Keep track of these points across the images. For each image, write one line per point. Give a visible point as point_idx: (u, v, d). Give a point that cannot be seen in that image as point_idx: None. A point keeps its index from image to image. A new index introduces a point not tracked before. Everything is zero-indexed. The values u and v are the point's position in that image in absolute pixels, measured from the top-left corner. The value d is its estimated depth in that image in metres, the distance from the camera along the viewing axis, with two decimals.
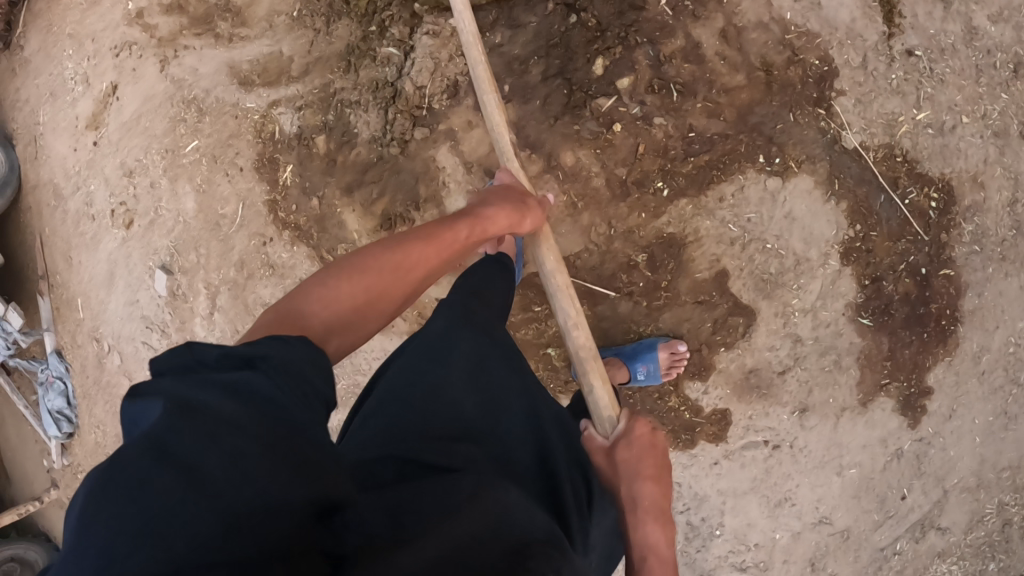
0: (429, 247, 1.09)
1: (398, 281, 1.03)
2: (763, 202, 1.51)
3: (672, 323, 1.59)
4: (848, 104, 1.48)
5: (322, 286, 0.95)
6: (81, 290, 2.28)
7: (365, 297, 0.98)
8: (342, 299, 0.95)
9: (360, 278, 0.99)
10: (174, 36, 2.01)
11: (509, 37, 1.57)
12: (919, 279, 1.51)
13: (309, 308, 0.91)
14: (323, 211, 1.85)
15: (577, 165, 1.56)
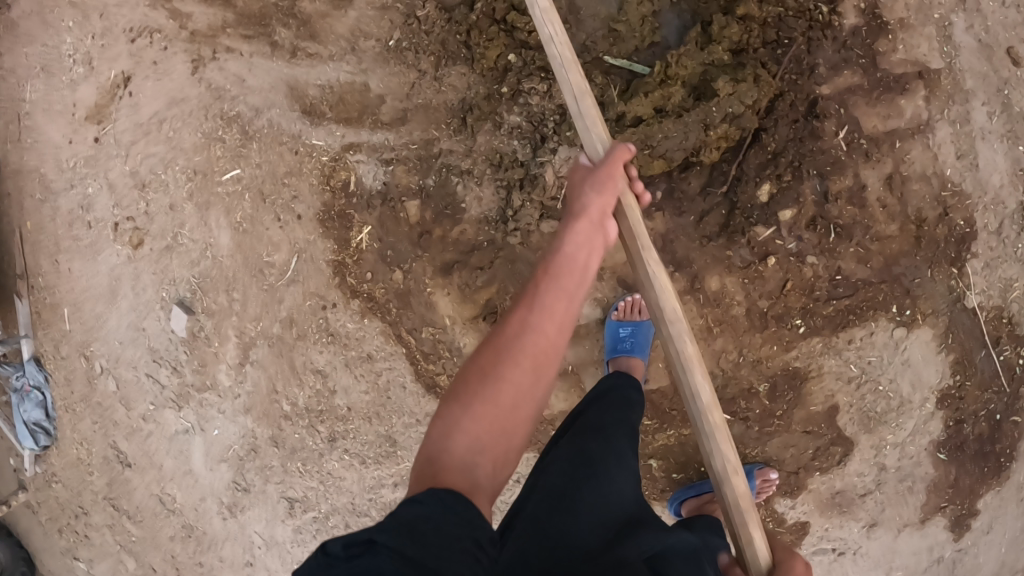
0: (546, 294, 0.90)
1: (530, 357, 0.86)
2: (886, 347, 1.56)
3: (778, 447, 1.62)
4: (977, 267, 1.56)
5: (451, 412, 0.84)
6: (70, 299, 1.93)
7: (491, 399, 0.84)
8: (473, 413, 0.83)
9: (488, 359, 0.87)
10: (213, 31, 1.72)
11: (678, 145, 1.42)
12: (992, 422, 1.66)
13: (446, 456, 0.81)
14: (408, 286, 1.63)
15: (721, 291, 1.50)
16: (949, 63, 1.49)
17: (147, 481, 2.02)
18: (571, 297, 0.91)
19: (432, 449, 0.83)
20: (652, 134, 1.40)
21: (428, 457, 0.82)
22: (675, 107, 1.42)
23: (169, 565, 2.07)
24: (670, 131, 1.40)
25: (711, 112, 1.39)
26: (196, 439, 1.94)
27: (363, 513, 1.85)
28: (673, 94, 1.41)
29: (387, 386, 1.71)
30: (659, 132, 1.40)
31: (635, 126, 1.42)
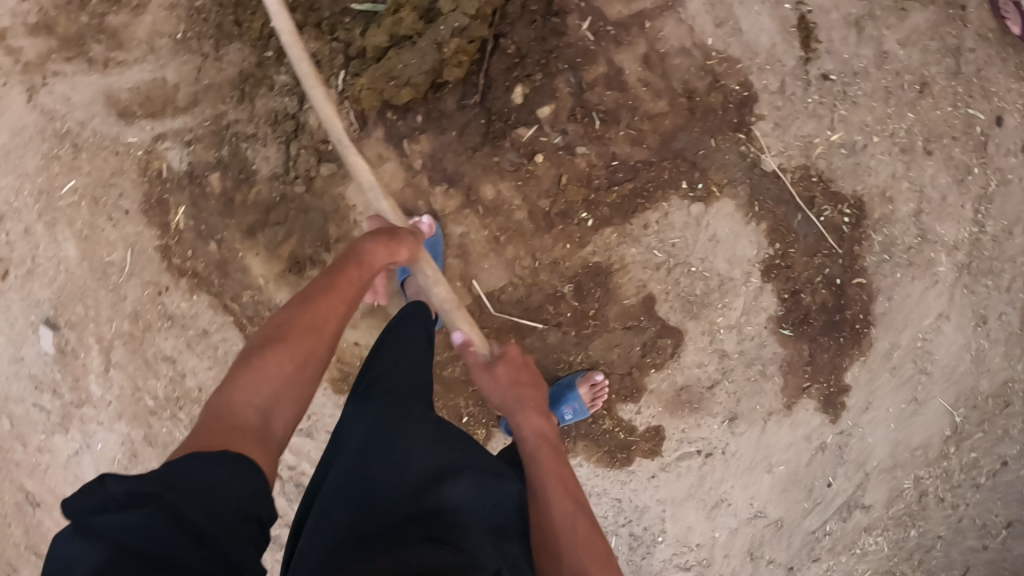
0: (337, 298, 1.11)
1: (316, 334, 1.04)
2: (687, 226, 1.51)
3: (602, 350, 1.56)
4: (767, 128, 1.51)
5: (242, 376, 0.96)
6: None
7: (277, 378, 0.98)
8: (261, 378, 0.96)
9: (283, 342, 1.01)
10: (42, 60, 1.83)
11: (416, 65, 1.42)
12: (834, 289, 1.59)
13: (236, 406, 0.93)
14: (224, 255, 1.70)
15: (498, 198, 1.49)
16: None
17: (55, 517, 2.04)
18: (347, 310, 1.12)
19: (217, 406, 0.93)
20: (393, 66, 1.43)
21: (207, 418, 0.92)
22: (405, 28, 1.42)
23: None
24: (405, 57, 1.42)
25: (438, 30, 1.40)
26: (86, 458, 1.99)
27: None
28: (404, 19, 1.42)
29: (228, 356, 1.77)
30: (396, 60, 1.42)
31: (378, 59, 1.45)
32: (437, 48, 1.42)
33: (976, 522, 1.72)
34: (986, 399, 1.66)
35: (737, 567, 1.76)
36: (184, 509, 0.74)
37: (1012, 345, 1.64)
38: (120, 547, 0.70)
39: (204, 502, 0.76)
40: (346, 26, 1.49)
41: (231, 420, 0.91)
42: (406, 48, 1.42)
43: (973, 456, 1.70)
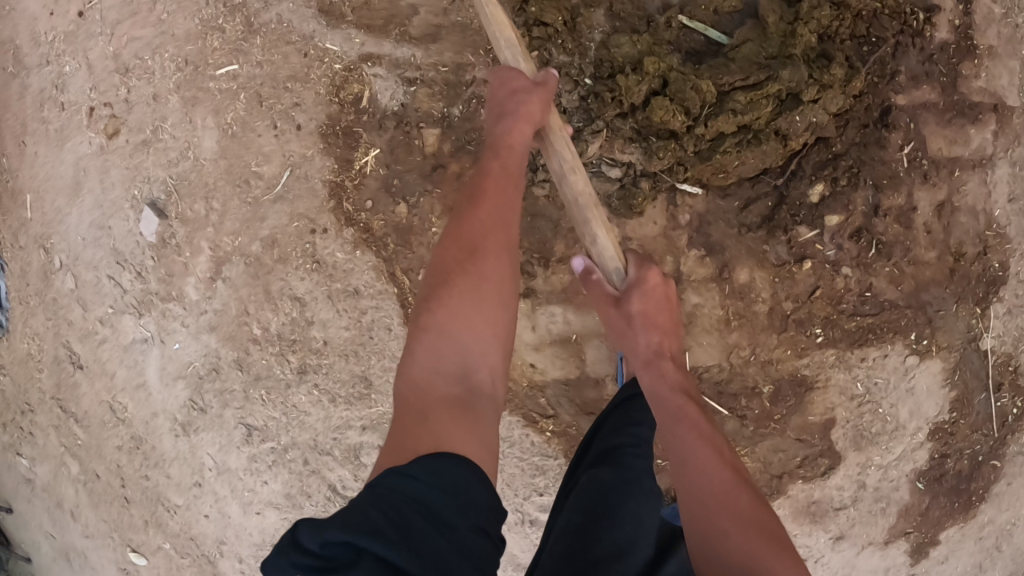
0: (476, 218, 1.10)
1: (467, 263, 1.07)
2: (895, 371, 1.51)
3: (766, 451, 1.58)
4: (1000, 310, 1.51)
5: (415, 347, 1.03)
6: (31, 187, 1.73)
7: (463, 351, 1.03)
8: (437, 356, 1.03)
9: (449, 327, 1.04)
10: None
11: (753, 157, 1.26)
12: (974, 463, 1.67)
13: (422, 371, 1.02)
14: (413, 223, 1.51)
15: (749, 284, 1.40)
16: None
17: (97, 389, 1.87)
18: (501, 222, 1.11)
19: (406, 376, 1.02)
20: (729, 162, 1.26)
21: (405, 400, 1.00)
22: (757, 118, 1.22)
23: (115, 476, 1.94)
24: (742, 124, 1.23)
25: (791, 120, 1.22)
26: (155, 352, 1.80)
27: (326, 452, 1.78)
28: (761, 111, 1.21)
29: (371, 327, 1.59)
30: (730, 125, 1.23)
31: (714, 145, 1.25)
32: (782, 142, 1.25)
33: None
34: None
35: None
36: (392, 555, 0.72)
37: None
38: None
39: (407, 534, 0.75)
40: (681, 80, 1.22)
41: (410, 395, 1.00)
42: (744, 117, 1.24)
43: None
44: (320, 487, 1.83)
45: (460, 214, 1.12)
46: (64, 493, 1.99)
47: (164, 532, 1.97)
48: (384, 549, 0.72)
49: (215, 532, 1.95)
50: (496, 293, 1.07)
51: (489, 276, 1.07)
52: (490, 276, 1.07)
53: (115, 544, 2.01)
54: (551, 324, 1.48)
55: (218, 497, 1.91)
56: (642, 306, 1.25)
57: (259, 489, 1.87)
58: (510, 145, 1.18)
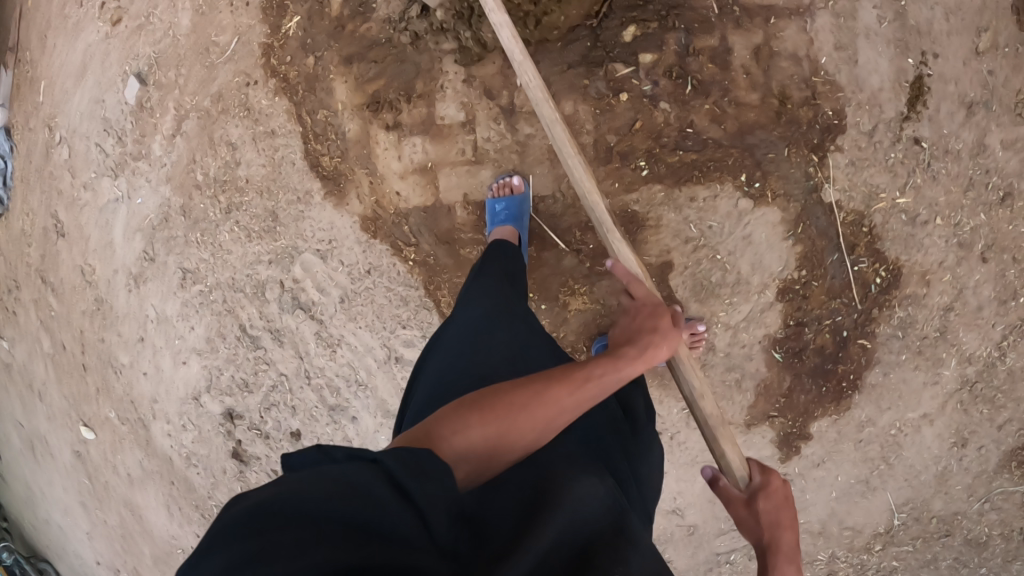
0: (593, 361, 0.98)
1: (539, 379, 0.90)
2: (728, 217, 1.54)
3: (606, 293, 1.62)
4: (841, 161, 1.51)
5: (449, 427, 0.82)
6: (48, 75, 2.05)
7: (505, 434, 0.83)
8: (466, 437, 0.82)
9: (501, 406, 0.85)
10: None
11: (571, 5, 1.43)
12: (838, 340, 1.60)
13: (440, 435, 0.81)
14: (316, 72, 1.79)
15: (573, 116, 1.53)
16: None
17: (74, 254, 2.15)
18: (618, 365, 0.98)
19: (433, 433, 0.81)
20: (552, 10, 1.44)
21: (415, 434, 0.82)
22: None
23: (77, 343, 2.23)
24: None
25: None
26: (123, 209, 2.07)
27: (239, 290, 1.98)
28: None
29: (281, 162, 1.86)
30: None
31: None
32: None
33: None
34: (932, 518, 1.73)
35: None
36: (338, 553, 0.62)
37: (976, 482, 1.69)
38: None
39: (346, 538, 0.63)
40: None
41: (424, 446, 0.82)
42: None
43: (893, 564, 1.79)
44: (233, 327, 2.01)
45: (595, 366, 0.94)
46: (37, 370, 2.32)
47: (112, 394, 2.23)
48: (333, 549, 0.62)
49: (149, 391, 2.17)
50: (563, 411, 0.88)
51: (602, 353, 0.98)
52: (558, 390, 0.89)
53: (71, 422, 2.33)
54: (413, 154, 1.69)
55: (155, 351, 2.13)
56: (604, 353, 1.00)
57: (187, 335, 2.07)
58: (637, 340, 1.04)
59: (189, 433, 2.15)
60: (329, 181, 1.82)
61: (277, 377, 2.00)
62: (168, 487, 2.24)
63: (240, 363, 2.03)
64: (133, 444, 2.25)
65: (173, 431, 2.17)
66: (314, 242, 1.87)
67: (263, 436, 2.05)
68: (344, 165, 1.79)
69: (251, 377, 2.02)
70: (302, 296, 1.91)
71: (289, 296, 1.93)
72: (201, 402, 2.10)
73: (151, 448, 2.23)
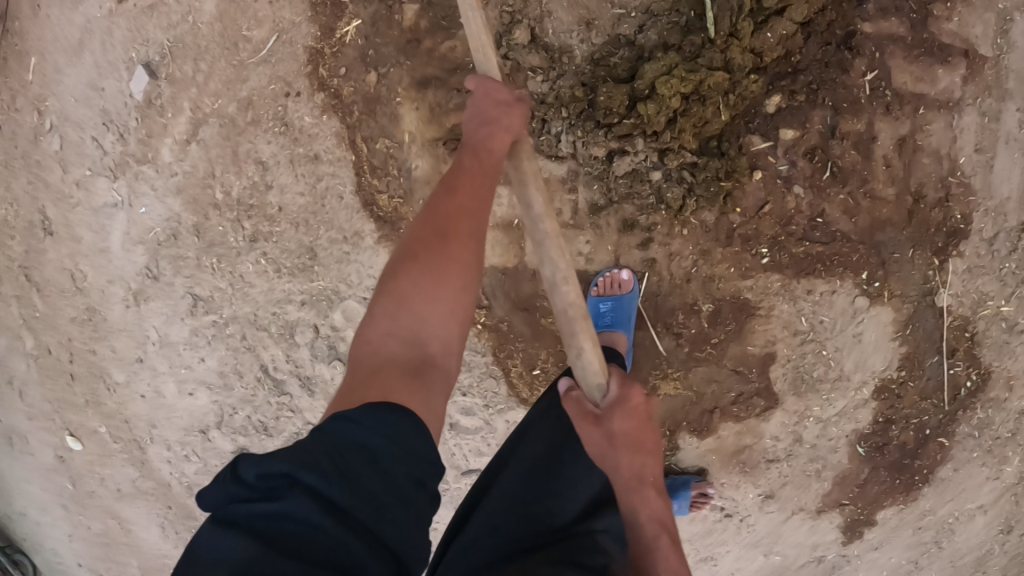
0: (449, 202, 1.03)
1: (437, 236, 1.00)
2: (843, 314, 1.43)
3: (701, 379, 1.51)
4: (959, 267, 1.42)
5: (375, 313, 0.98)
6: (38, 50, 1.73)
7: (427, 296, 0.97)
8: (395, 319, 0.97)
9: (421, 260, 0.99)
10: None
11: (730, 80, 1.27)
12: (920, 438, 1.58)
13: (381, 335, 0.97)
14: (378, 92, 1.53)
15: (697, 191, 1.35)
16: (997, 56, 1.32)
17: (62, 255, 1.90)
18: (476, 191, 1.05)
19: (366, 339, 0.97)
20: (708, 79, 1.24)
21: (359, 354, 0.96)
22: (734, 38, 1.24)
23: (64, 350, 2.01)
24: (723, 43, 1.24)
25: (763, 37, 1.25)
26: (121, 216, 1.82)
27: (262, 328, 1.74)
28: (743, 30, 1.23)
29: (325, 194, 1.61)
30: (712, 47, 1.25)
31: (694, 61, 1.25)
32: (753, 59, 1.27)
33: None
34: None
35: None
36: (325, 491, 0.78)
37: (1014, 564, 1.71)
38: (255, 533, 0.76)
39: (346, 478, 0.80)
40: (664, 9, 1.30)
41: (363, 357, 0.96)
42: (716, 44, 1.24)
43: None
44: (251, 366, 1.79)
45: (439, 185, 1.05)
46: (15, 367, 2.06)
47: (101, 408, 2.07)
48: (319, 481, 0.78)
49: (145, 412, 2.03)
50: (477, 272, 1.01)
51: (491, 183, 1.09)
52: (454, 246, 1.00)
53: (55, 427, 2.12)
54: (496, 206, 1.49)
55: (155, 374, 1.95)
56: (626, 425, 1.05)
57: (194, 365, 1.86)
58: (497, 109, 1.12)
59: (191, 463, 2.03)
60: (386, 224, 1.58)
61: (303, 426, 1.81)
62: (164, 509, 2.16)
63: (259, 405, 1.82)
64: (126, 461, 2.12)
65: (173, 457, 2.05)
66: (359, 288, 1.65)
67: None
68: (406, 209, 1.57)
69: (271, 421, 1.83)
70: (341, 345, 1.71)
71: (326, 343, 1.71)
72: (209, 435, 1.94)
73: (145, 469, 2.12)
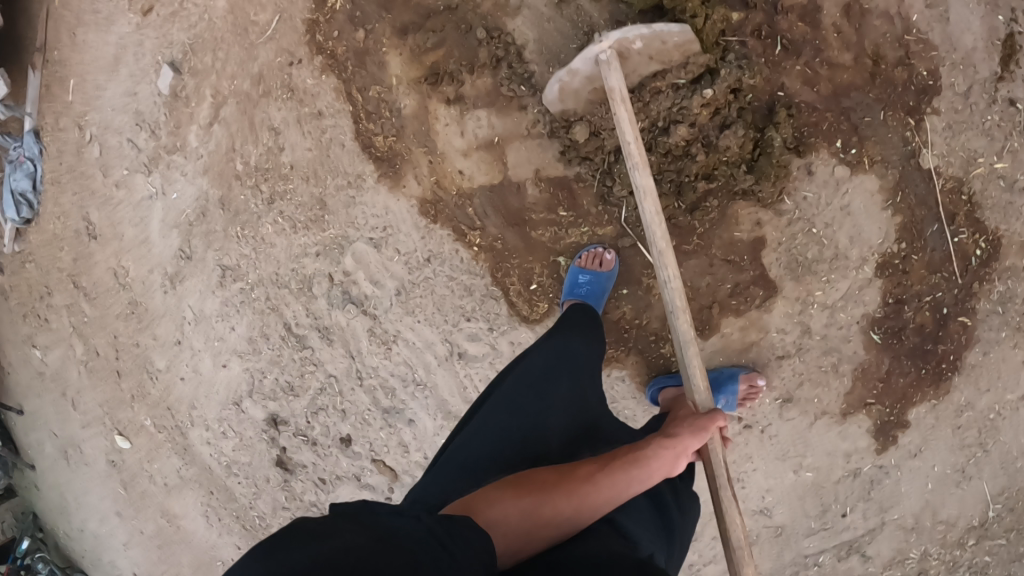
0: (628, 452, 1.01)
1: (608, 475, 0.96)
2: (825, 186, 1.43)
3: (694, 273, 1.50)
4: (938, 125, 1.40)
5: (499, 500, 0.88)
6: (77, 72, 1.91)
7: (547, 516, 0.88)
8: (518, 504, 0.88)
9: (570, 481, 0.93)
10: None
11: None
12: (938, 318, 1.50)
13: (492, 509, 0.87)
14: (367, 46, 1.66)
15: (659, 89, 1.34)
16: None
17: (107, 253, 1.99)
18: (649, 461, 1.01)
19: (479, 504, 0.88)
20: None
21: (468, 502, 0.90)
22: None
23: (111, 348, 2.06)
24: None
25: None
26: (157, 206, 1.92)
27: (283, 286, 1.83)
28: None
29: (330, 145, 1.73)
30: None
31: None
32: None
33: None
34: None
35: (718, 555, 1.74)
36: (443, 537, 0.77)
37: None
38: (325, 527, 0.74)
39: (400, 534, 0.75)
40: None
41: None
42: None
43: (986, 560, 1.63)
44: (277, 326, 1.86)
45: (654, 442, 1.04)
46: (70, 379, 2.13)
47: (146, 400, 2.07)
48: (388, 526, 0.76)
49: (188, 396, 2.02)
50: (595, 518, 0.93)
51: (656, 479, 1.01)
52: (604, 476, 0.95)
53: (106, 429, 2.15)
54: (478, 129, 1.59)
55: (193, 353, 1.98)
56: None
57: (227, 336, 1.92)
58: (693, 419, 1.14)
59: (229, 440, 2.01)
60: (384, 163, 1.69)
61: (326, 379, 1.85)
62: (207, 497, 2.09)
63: (285, 366, 1.88)
64: (170, 451, 2.10)
65: (213, 437, 2.03)
66: (366, 230, 1.73)
67: (309, 442, 1.91)
68: (400, 145, 1.67)
69: (298, 379, 1.88)
70: (354, 290, 1.77)
71: (340, 290, 1.78)
72: (243, 406, 1.96)
73: (188, 457, 2.08)
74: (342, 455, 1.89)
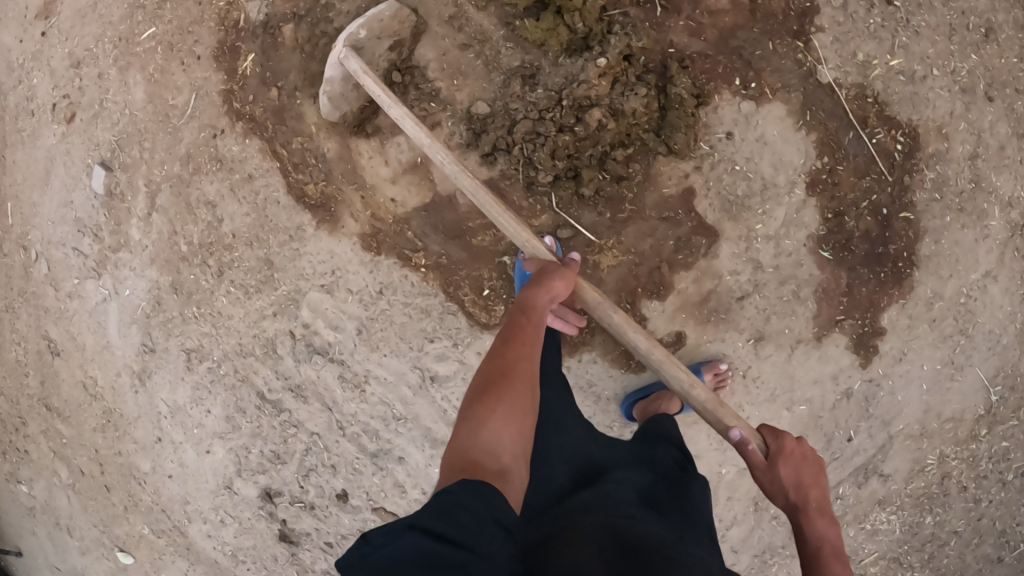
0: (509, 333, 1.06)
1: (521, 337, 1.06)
2: (735, 123, 1.50)
3: (636, 237, 1.54)
4: (826, 40, 1.48)
5: (496, 411, 0.92)
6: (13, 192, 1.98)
7: (519, 408, 0.95)
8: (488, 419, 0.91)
9: (505, 368, 1.00)
10: None
11: None
12: (880, 220, 1.53)
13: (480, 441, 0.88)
14: (282, 103, 1.73)
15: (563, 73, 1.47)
16: None
17: (74, 369, 2.03)
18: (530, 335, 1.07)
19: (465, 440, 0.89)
20: None
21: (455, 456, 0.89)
22: None
23: (95, 464, 2.08)
24: None
25: None
26: (112, 306, 1.96)
27: (249, 354, 1.86)
28: None
29: (266, 204, 1.78)
30: None
31: None
32: None
33: (996, 524, 1.67)
34: None
35: (739, 514, 1.75)
36: (443, 530, 0.72)
37: None
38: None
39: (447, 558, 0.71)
40: None
41: (461, 454, 0.87)
42: None
43: (1004, 446, 1.64)
44: (251, 398, 1.88)
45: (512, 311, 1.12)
46: (60, 506, 2.15)
47: (139, 508, 2.07)
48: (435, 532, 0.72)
49: (178, 492, 2.03)
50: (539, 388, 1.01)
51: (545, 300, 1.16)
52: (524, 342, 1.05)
53: (107, 550, 2.15)
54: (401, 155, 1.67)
55: (175, 446, 1.99)
56: (790, 473, 1.14)
57: (205, 421, 1.94)
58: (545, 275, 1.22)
59: (229, 527, 2.01)
60: (320, 209, 1.74)
61: (309, 439, 1.86)
62: None
63: (268, 435, 1.90)
64: (174, 556, 2.09)
65: (212, 529, 2.03)
66: (315, 279, 1.76)
67: (308, 507, 1.91)
68: (331, 188, 1.72)
69: (282, 446, 1.89)
70: (317, 340, 1.79)
71: (304, 344, 1.80)
72: (235, 488, 1.96)
73: (193, 556, 2.08)
74: (342, 511, 1.88)
